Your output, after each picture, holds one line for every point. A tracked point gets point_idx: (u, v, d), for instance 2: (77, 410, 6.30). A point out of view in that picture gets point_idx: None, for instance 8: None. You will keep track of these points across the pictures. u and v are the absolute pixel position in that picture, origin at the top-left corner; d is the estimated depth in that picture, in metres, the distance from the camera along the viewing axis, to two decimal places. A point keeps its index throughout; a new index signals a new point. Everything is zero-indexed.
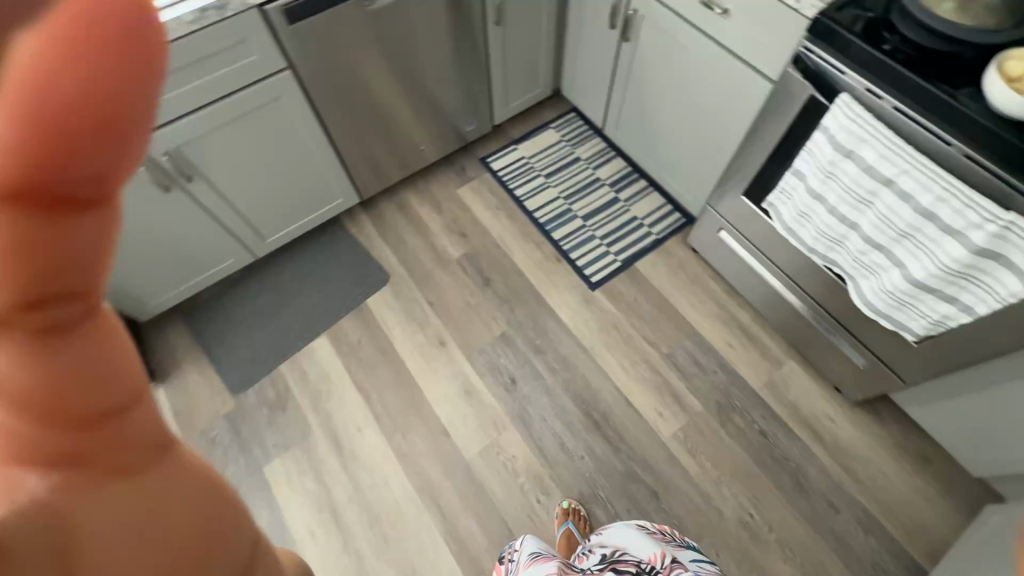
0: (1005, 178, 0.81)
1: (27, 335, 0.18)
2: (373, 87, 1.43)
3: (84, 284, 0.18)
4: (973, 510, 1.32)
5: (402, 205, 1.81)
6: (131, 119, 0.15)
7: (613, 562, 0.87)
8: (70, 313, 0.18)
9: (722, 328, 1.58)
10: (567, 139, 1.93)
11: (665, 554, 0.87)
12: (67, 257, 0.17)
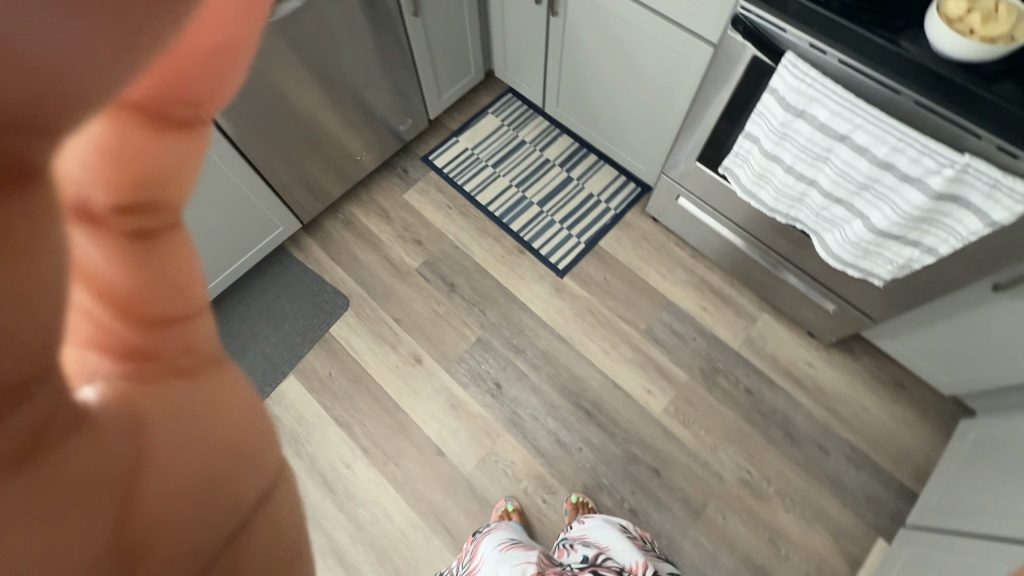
0: (955, 120, 0.81)
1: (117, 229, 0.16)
2: (292, 104, 1.30)
3: (168, 189, 0.16)
4: (949, 427, 1.40)
5: (348, 221, 1.70)
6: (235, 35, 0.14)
7: (596, 566, 0.88)
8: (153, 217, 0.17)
9: (694, 293, 1.58)
10: (509, 122, 1.84)
11: (646, 563, 0.87)
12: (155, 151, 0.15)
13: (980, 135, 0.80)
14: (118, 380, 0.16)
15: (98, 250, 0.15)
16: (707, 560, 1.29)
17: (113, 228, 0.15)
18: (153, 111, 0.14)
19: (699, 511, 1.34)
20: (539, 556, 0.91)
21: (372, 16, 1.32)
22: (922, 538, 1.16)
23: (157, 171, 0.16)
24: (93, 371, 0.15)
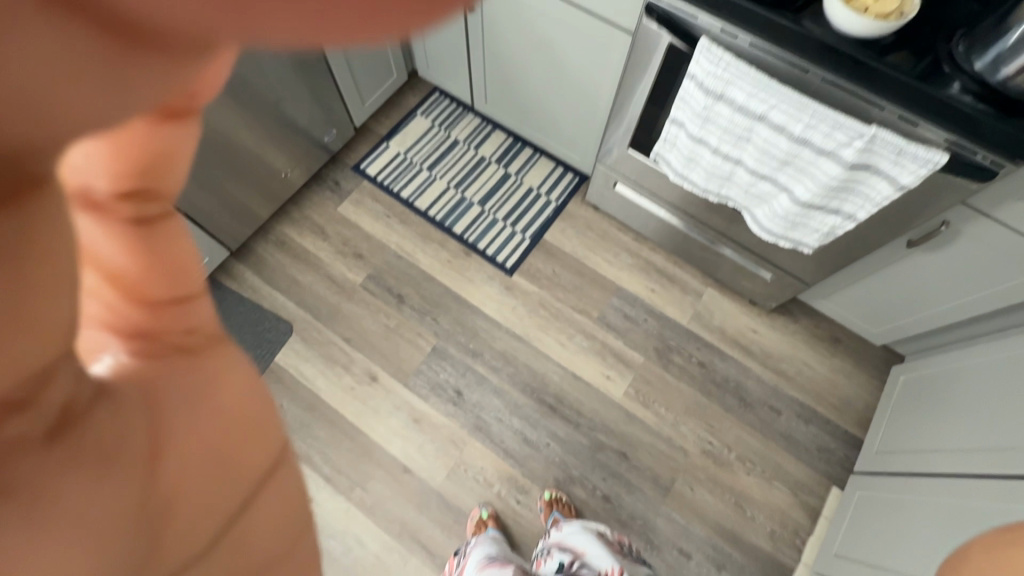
0: (859, 93, 0.85)
1: (117, 221, 0.20)
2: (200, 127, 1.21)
3: (160, 186, 0.21)
4: (884, 374, 1.50)
5: (281, 241, 1.62)
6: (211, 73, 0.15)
7: None
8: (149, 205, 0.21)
9: (641, 275, 1.61)
10: (439, 122, 1.80)
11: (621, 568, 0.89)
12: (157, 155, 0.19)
13: (883, 107, 0.85)
14: (127, 357, 0.21)
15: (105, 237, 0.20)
16: (681, 533, 1.33)
17: (115, 214, 0.20)
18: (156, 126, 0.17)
19: (668, 487, 1.38)
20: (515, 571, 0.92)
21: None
22: (870, 481, 1.25)
23: (151, 166, 0.19)
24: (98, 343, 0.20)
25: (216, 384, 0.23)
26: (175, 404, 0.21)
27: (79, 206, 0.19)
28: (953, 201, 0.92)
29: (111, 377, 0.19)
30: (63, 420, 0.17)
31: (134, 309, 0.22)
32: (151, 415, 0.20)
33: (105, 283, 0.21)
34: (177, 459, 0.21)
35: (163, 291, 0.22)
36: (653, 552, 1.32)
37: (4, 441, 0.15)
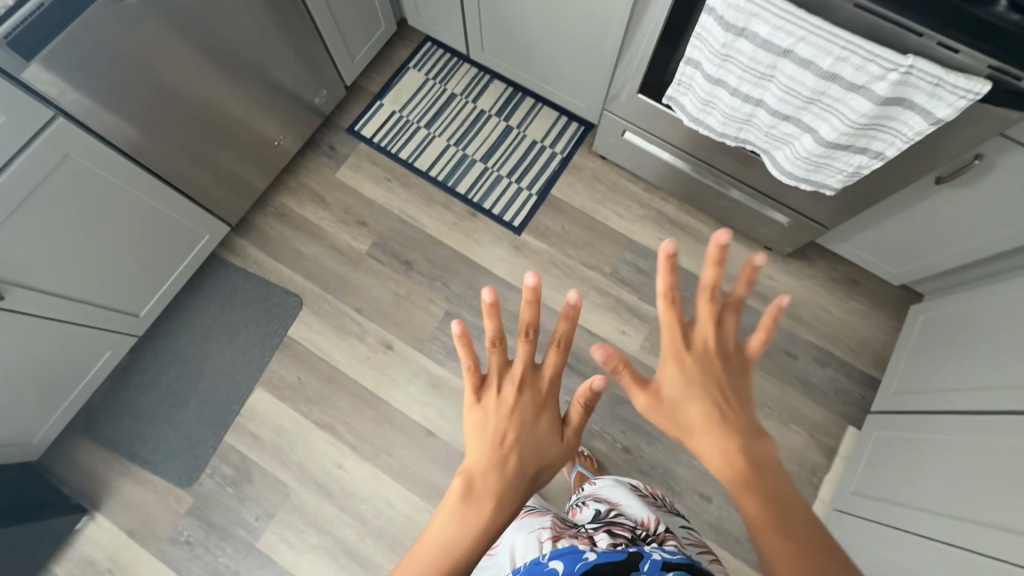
0: (896, 19, 0.78)
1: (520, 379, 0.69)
2: (184, 99, 1.15)
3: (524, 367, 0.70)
4: (902, 313, 1.48)
5: (281, 213, 1.58)
6: (548, 354, 0.71)
7: (607, 523, 0.86)
8: (527, 378, 0.70)
9: (652, 227, 1.57)
10: (434, 76, 1.70)
11: (659, 521, 0.87)
12: (524, 356, 0.70)
13: (922, 33, 0.78)
14: (506, 411, 0.67)
15: (517, 372, 0.69)
16: (701, 479, 1.37)
17: (518, 376, 0.69)
18: (526, 348, 0.70)
19: None
20: (553, 519, 0.87)
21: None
22: (889, 420, 1.26)
23: (527, 346, 0.70)
24: (506, 405, 0.67)
25: (526, 436, 0.64)
26: (519, 433, 0.64)
27: (512, 379, 0.69)
28: (990, 132, 0.87)
29: (505, 414, 0.66)
30: (494, 405, 0.67)
31: (516, 398, 0.68)
32: (514, 432, 0.64)
33: (515, 385, 0.69)
34: (516, 455, 0.62)
35: (523, 390, 0.68)
36: (675, 497, 1.35)
37: (489, 403, 0.67)
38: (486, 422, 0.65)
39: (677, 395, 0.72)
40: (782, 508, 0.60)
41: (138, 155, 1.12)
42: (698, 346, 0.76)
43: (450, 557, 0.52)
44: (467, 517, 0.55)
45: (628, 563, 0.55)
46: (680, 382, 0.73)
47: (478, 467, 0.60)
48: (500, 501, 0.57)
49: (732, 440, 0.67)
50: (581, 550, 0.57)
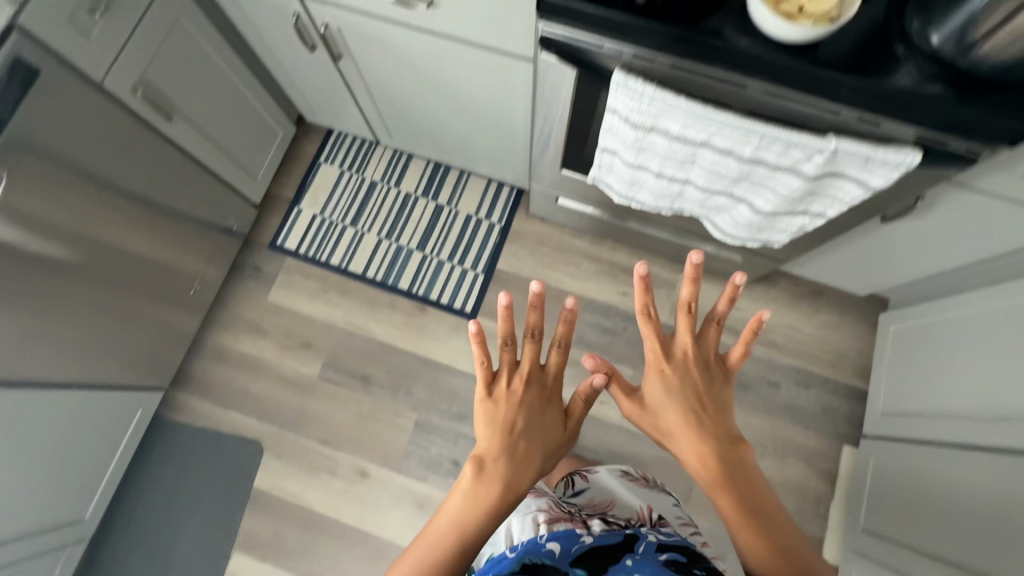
0: (810, 103, 0.72)
1: (530, 371, 0.78)
2: (77, 306, 1.01)
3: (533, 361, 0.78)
4: (873, 316, 1.45)
5: (218, 353, 1.46)
6: (557, 352, 0.80)
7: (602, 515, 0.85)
8: (536, 371, 0.78)
9: (608, 281, 1.50)
10: (349, 167, 1.59)
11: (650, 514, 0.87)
12: (530, 352, 0.79)
13: (840, 112, 0.72)
14: (518, 397, 0.75)
15: (527, 363, 0.78)
16: None
17: (528, 370, 0.78)
18: (534, 346, 0.79)
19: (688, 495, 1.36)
20: (549, 501, 0.81)
21: (140, 156, 1.03)
22: (883, 446, 1.23)
23: (534, 344, 0.79)
24: (518, 393, 0.75)
25: (534, 422, 0.73)
26: (527, 416, 0.73)
27: (524, 370, 0.77)
28: (929, 184, 0.82)
29: (518, 399, 0.74)
30: (505, 391, 0.75)
31: (527, 389, 0.76)
32: (525, 416, 0.73)
33: (524, 376, 0.77)
34: (526, 435, 0.70)
35: (530, 383, 0.77)
36: None
37: (501, 389, 0.75)
38: (500, 414, 0.72)
39: (663, 402, 0.74)
40: (750, 512, 0.64)
41: (29, 377, 0.98)
42: (676, 354, 0.78)
43: (465, 527, 0.60)
44: (481, 491, 0.63)
45: (626, 546, 0.67)
46: (663, 388, 0.75)
47: (491, 451, 0.67)
48: (508, 480, 0.65)
49: (708, 445, 0.69)
50: (580, 535, 0.68)
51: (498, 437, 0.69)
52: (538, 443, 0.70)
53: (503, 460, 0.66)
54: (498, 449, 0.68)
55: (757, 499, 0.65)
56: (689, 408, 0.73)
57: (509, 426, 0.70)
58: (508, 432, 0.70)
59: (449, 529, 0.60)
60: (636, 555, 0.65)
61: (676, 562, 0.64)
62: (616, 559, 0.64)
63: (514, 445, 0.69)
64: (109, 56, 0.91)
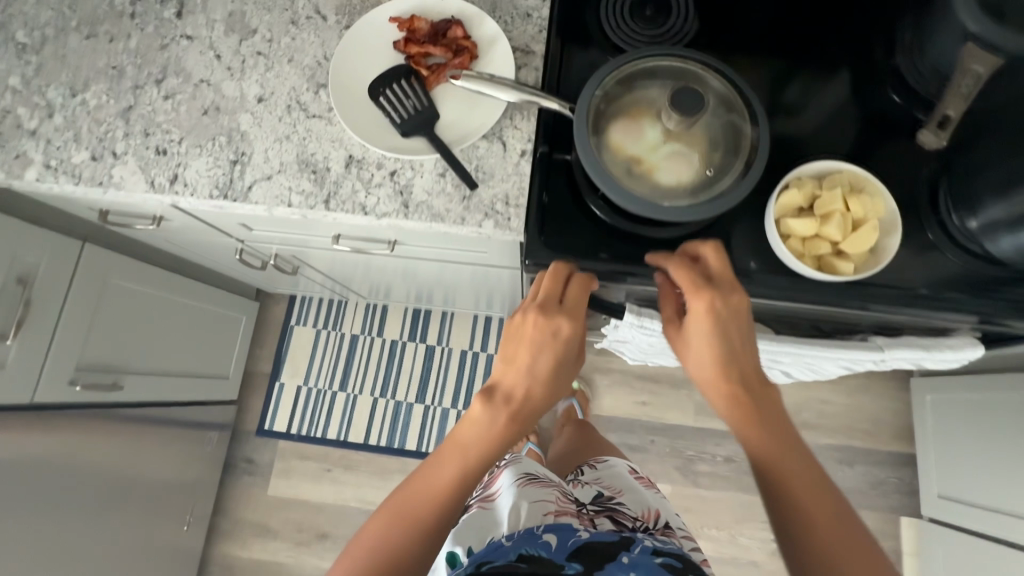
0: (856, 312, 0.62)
1: (551, 293, 0.56)
2: None
3: (555, 291, 0.56)
4: (901, 373, 1.40)
5: (229, 567, 1.34)
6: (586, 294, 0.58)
7: (610, 510, 0.78)
8: (560, 295, 0.56)
9: (625, 392, 1.42)
10: (324, 325, 1.47)
11: (656, 514, 0.81)
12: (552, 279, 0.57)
13: (888, 316, 0.62)
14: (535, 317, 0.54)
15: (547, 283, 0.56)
16: None
17: (552, 294, 0.56)
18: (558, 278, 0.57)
19: None
20: (556, 493, 0.75)
21: (95, 443, 0.90)
22: (958, 536, 1.17)
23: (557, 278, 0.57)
24: (538, 316, 0.54)
25: (554, 356, 0.54)
26: (546, 350, 0.53)
27: (545, 294, 0.56)
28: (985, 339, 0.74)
29: (536, 319, 0.54)
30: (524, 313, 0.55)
31: (547, 310, 0.55)
32: (545, 347, 0.54)
33: (545, 295, 0.56)
34: (542, 369, 0.53)
35: (553, 308, 0.55)
36: None
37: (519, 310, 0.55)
38: (508, 342, 0.54)
39: (706, 352, 0.53)
40: (808, 520, 0.47)
41: None
42: (723, 289, 0.53)
43: (464, 484, 0.49)
44: (487, 423, 0.51)
45: (620, 544, 0.61)
46: (711, 329, 0.52)
47: (503, 383, 0.53)
48: (516, 423, 0.52)
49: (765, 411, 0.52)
50: (576, 529, 0.62)
51: (506, 375, 0.54)
52: (552, 382, 0.54)
53: (517, 404, 0.52)
54: (508, 390, 0.53)
55: (826, 500, 0.48)
56: (740, 362, 0.53)
57: (522, 360, 0.53)
58: (524, 363, 0.53)
59: (452, 469, 0.49)
60: (632, 554, 0.59)
61: (672, 566, 0.59)
62: (612, 557, 0.58)
63: (529, 387, 0.53)
64: (33, 369, 0.79)
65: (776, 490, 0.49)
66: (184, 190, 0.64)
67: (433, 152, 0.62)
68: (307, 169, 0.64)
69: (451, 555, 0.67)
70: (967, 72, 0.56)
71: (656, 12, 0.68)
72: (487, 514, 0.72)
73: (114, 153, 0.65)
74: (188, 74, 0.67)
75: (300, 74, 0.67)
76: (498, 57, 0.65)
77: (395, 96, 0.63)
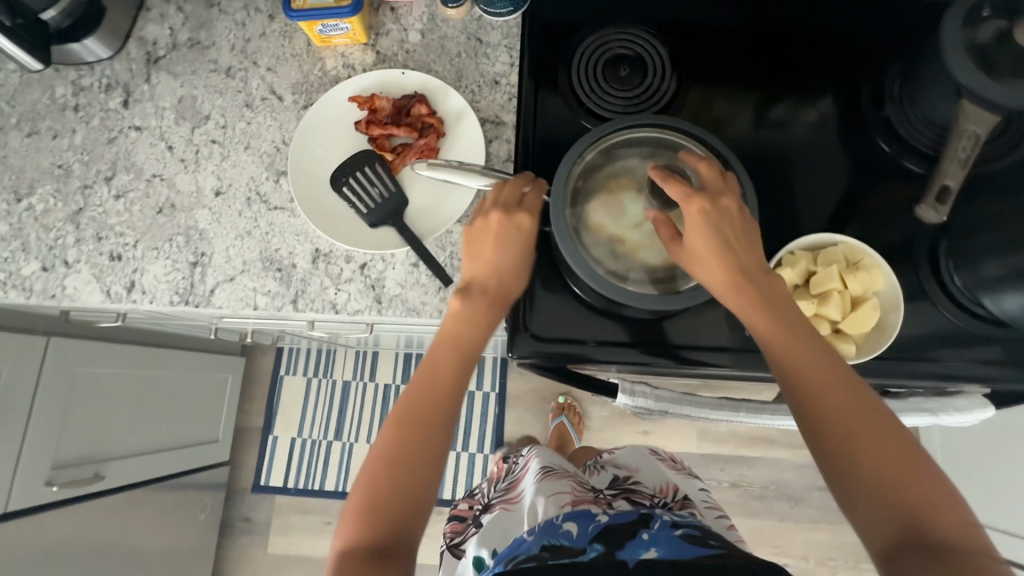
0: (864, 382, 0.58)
1: (502, 197, 0.55)
2: None
3: (506, 192, 0.55)
4: None
5: None
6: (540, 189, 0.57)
7: (628, 490, 0.77)
8: (512, 196, 0.55)
9: (625, 422, 1.39)
10: (314, 373, 1.43)
11: (674, 487, 0.81)
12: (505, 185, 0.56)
13: (895, 383, 0.59)
14: (490, 222, 0.54)
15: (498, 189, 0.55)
16: None
17: (503, 197, 0.55)
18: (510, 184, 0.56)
19: None
20: (571, 483, 0.72)
21: (78, 538, 0.87)
22: None
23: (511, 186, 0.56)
24: (492, 220, 0.54)
25: (515, 251, 0.55)
26: (507, 248, 0.55)
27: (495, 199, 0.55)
28: None
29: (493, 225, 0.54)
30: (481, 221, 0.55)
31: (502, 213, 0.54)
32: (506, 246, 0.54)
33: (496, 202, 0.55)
34: (508, 264, 0.55)
35: (508, 211, 0.55)
36: None
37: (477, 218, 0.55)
38: (474, 242, 0.55)
39: (707, 250, 0.52)
40: (820, 400, 0.47)
41: None
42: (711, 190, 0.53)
43: (456, 378, 0.53)
44: (465, 318, 0.54)
45: (639, 521, 0.54)
46: (705, 226, 0.52)
47: (473, 282, 0.55)
48: (489, 315, 0.54)
49: (773, 297, 0.51)
50: (595, 513, 0.57)
51: (473, 269, 0.55)
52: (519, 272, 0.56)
53: (493, 292, 0.54)
54: (480, 282, 0.55)
55: (836, 375, 0.47)
56: (741, 256, 0.52)
57: (484, 260, 0.54)
58: (491, 263, 0.54)
59: (444, 369, 0.53)
60: (652, 529, 0.52)
61: (693, 536, 0.52)
62: (630, 536, 0.51)
63: (499, 281, 0.55)
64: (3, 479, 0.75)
65: (785, 379, 0.49)
66: (143, 298, 0.60)
67: (404, 244, 0.58)
68: (271, 267, 0.60)
69: (479, 559, 0.67)
70: (965, 133, 0.52)
71: (631, 70, 0.63)
72: (508, 515, 0.72)
73: (66, 261, 0.61)
74: (138, 169, 0.64)
75: (258, 162, 0.63)
76: (466, 133, 0.62)
77: (358, 184, 0.59)
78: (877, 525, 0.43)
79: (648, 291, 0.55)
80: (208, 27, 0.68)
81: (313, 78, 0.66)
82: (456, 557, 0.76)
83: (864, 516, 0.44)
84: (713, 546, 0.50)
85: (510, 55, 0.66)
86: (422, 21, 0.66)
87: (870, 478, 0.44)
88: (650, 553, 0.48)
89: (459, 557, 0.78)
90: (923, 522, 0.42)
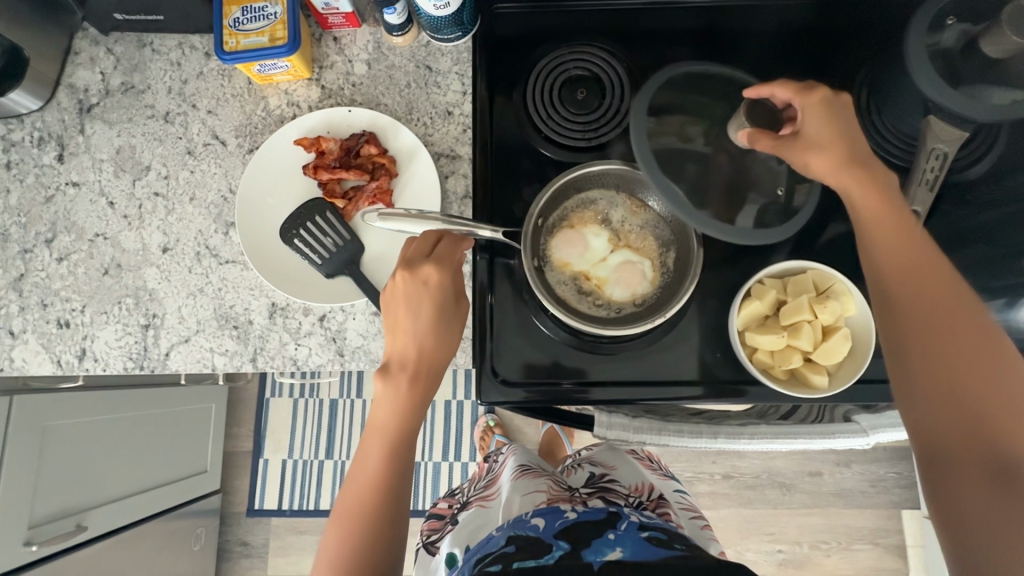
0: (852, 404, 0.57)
1: (410, 259, 0.54)
2: None
3: (413, 254, 0.54)
4: None
5: None
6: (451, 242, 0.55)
7: (602, 488, 0.74)
8: (420, 256, 0.54)
9: None
10: (299, 392, 1.41)
11: (651, 485, 0.77)
12: (415, 244, 0.55)
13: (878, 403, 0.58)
14: (400, 287, 0.53)
15: (405, 251, 0.54)
16: None
17: (411, 259, 0.54)
18: (419, 244, 0.54)
19: None
20: (548, 481, 0.71)
21: None
22: None
23: (420, 245, 0.54)
24: (401, 287, 0.53)
25: (426, 317, 0.53)
26: (419, 314, 0.53)
27: (402, 261, 0.53)
28: None
29: (402, 290, 0.53)
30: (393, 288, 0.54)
31: (410, 278, 0.53)
32: (415, 312, 0.53)
33: (405, 263, 0.54)
34: (422, 332, 0.54)
35: (416, 275, 0.53)
36: None
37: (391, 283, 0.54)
38: (387, 312, 0.55)
39: (824, 136, 0.47)
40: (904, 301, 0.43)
41: None
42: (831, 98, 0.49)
43: (391, 459, 0.54)
44: (390, 394, 0.54)
45: (607, 522, 0.54)
46: (823, 116, 0.47)
47: (394, 354, 0.54)
48: (413, 386, 0.54)
49: (890, 192, 0.46)
50: (563, 510, 0.57)
51: (394, 343, 0.54)
52: (436, 336, 0.54)
53: (413, 359, 0.54)
54: (401, 357, 0.55)
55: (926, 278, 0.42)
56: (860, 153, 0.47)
57: (401, 326, 0.53)
58: (407, 333, 0.54)
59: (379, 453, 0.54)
60: (618, 530, 0.52)
61: (659, 540, 0.52)
62: (596, 535, 0.51)
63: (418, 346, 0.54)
64: None
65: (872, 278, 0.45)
66: (96, 365, 0.58)
67: (361, 296, 0.57)
68: (227, 325, 0.58)
69: (450, 556, 0.66)
70: (932, 152, 0.51)
71: (588, 93, 0.60)
72: (483, 512, 0.71)
73: (11, 331, 0.59)
74: (80, 228, 0.61)
75: (205, 214, 0.60)
76: (419, 172, 0.60)
77: (310, 236, 0.57)
78: (930, 435, 0.39)
79: (642, 324, 0.54)
80: (141, 70, 0.64)
81: (257, 119, 0.62)
82: (428, 553, 0.74)
83: (918, 421, 0.40)
84: (677, 547, 0.50)
85: (462, 82, 0.63)
86: (367, 50, 0.63)
87: (949, 389, 0.39)
88: (615, 554, 0.48)
89: (432, 554, 0.76)
90: (990, 447, 0.37)
